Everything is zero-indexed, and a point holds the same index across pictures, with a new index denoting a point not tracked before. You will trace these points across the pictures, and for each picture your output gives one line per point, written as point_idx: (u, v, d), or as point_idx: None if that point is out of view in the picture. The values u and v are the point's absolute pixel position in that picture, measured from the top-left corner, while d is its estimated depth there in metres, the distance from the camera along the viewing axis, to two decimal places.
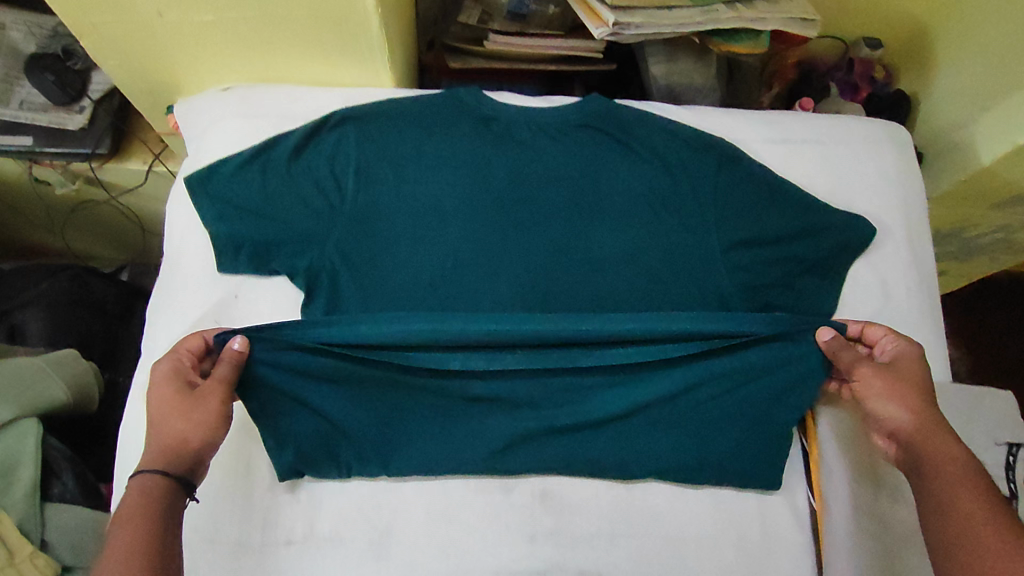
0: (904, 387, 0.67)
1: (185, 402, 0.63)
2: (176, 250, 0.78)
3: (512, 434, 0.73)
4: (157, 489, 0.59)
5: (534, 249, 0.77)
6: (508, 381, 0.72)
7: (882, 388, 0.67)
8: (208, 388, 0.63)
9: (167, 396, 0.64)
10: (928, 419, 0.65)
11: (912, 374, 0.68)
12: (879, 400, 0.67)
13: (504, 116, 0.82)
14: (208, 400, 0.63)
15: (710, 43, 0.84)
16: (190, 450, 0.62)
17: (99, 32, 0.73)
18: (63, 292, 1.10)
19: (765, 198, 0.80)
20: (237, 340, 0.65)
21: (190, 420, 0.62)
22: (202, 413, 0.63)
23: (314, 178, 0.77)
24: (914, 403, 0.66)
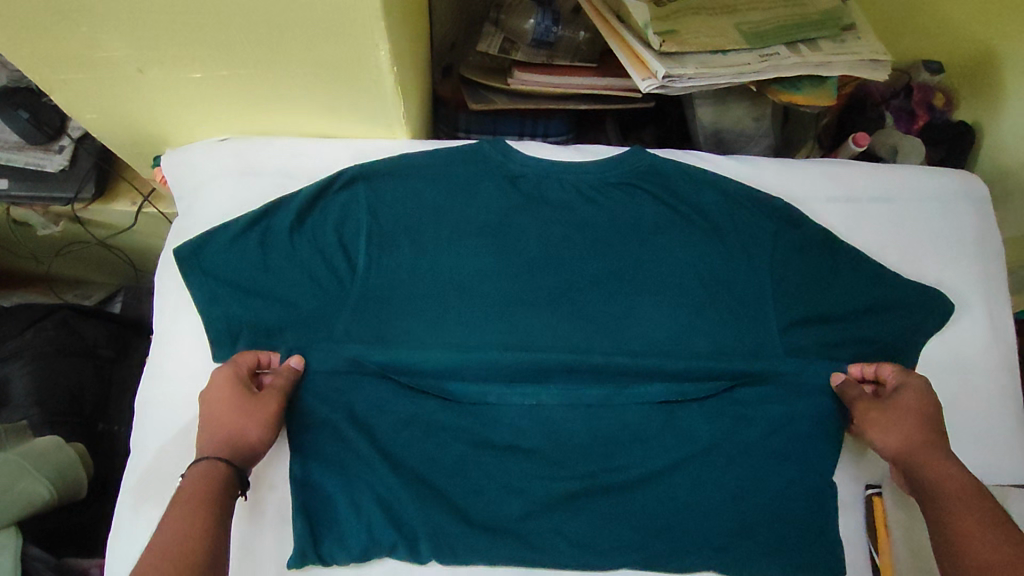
0: (904, 417, 0.63)
1: (245, 403, 0.61)
2: (166, 330, 0.69)
3: (547, 495, 0.64)
4: (218, 474, 0.57)
5: (571, 323, 0.69)
6: (550, 474, 0.65)
7: (880, 419, 0.63)
8: (267, 395, 0.61)
9: (224, 396, 0.61)
10: (928, 448, 0.61)
11: (914, 405, 0.63)
12: (879, 432, 0.63)
13: (532, 172, 0.73)
14: (267, 403, 0.61)
15: (768, 91, 0.75)
16: (244, 446, 0.60)
17: (71, 86, 0.65)
18: (50, 342, 0.99)
19: (829, 269, 0.71)
20: (293, 357, 0.64)
21: (247, 420, 0.61)
22: (259, 415, 0.61)
23: (320, 249, 0.68)
24: (913, 431, 0.62)
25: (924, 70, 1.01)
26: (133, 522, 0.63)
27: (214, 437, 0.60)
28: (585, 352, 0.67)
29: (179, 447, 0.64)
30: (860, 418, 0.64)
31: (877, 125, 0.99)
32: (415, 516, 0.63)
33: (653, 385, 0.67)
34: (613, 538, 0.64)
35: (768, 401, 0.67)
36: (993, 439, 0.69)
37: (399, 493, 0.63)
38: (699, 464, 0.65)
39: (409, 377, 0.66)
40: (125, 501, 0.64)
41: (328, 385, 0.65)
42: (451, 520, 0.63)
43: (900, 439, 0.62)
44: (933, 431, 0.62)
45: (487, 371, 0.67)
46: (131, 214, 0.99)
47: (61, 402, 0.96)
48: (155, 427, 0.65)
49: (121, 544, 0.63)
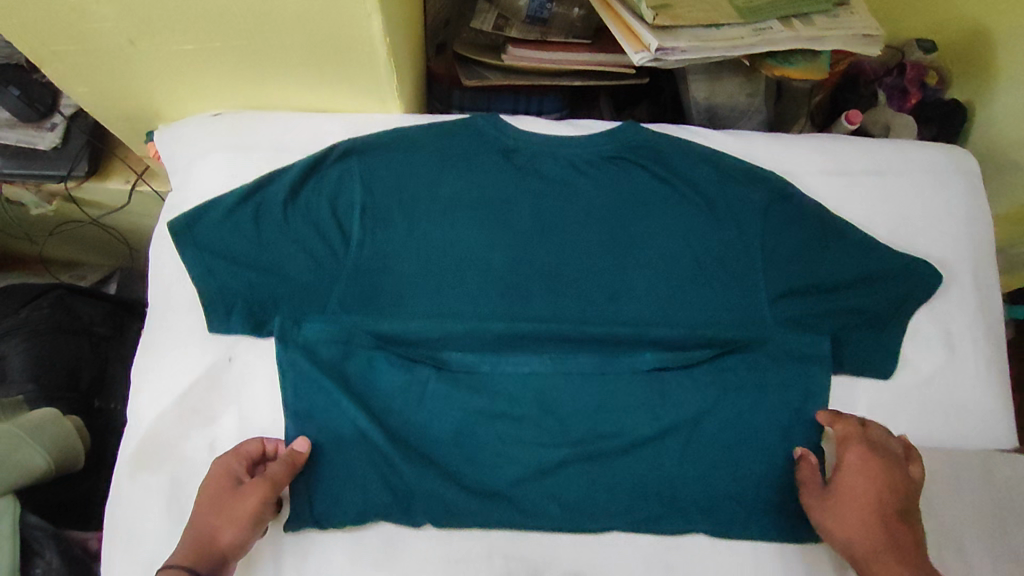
0: (846, 505, 0.62)
1: (227, 499, 0.60)
2: (160, 302, 0.69)
3: (541, 461, 0.65)
4: None
5: (564, 295, 0.69)
6: (542, 442, 0.66)
7: (821, 508, 0.63)
8: (254, 487, 0.59)
9: (211, 490, 0.60)
10: (873, 538, 0.60)
11: (858, 489, 0.62)
12: (826, 522, 0.63)
13: (527, 147, 0.73)
14: (251, 498, 0.59)
15: (762, 66, 0.75)
16: (214, 549, 0.58)
17: (63, 58, 0.65)
18: (46, 320, 1.00)
19: (819, 242, 0.71)
20: (298, 441, 0.62)
21: (222, 518, 0.59)
22: (237, 512, 0.59)
23: (314, 222, 0.68)
24: (857, 522, 0.61)
25: (916, 49, 1.01)
26: (131, 489, 0.64)
27: (188, 536, 0.59)
28: (576, 325, 0.68)
29: (176, 415, 0.65)
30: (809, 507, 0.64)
31: (870, 103, 1.00)
32: (408, 478, 0.64)
33: (644, 355, 0.68)
34: (603, 500, 0.65)
35: (757, 368, 0.68)
36: (979, 406, 0.70)
37: (392, 458, 0.64)
38: (688, 432, 0.67)
39: (403, 350, 0.67)
40: (123, 469, 0.64)
41: (325, 353, 0.66)
42: (445, 484, 0.64)
43: (844, 530, 0.62)
44: (879, 518, 0.61)
45: (479, 342, 0.67)
46: (125, 193, 0.98)
47: (58, 378, 0.96)
48: (151, 397, 0.66)
49: (119, 509, 0.64)
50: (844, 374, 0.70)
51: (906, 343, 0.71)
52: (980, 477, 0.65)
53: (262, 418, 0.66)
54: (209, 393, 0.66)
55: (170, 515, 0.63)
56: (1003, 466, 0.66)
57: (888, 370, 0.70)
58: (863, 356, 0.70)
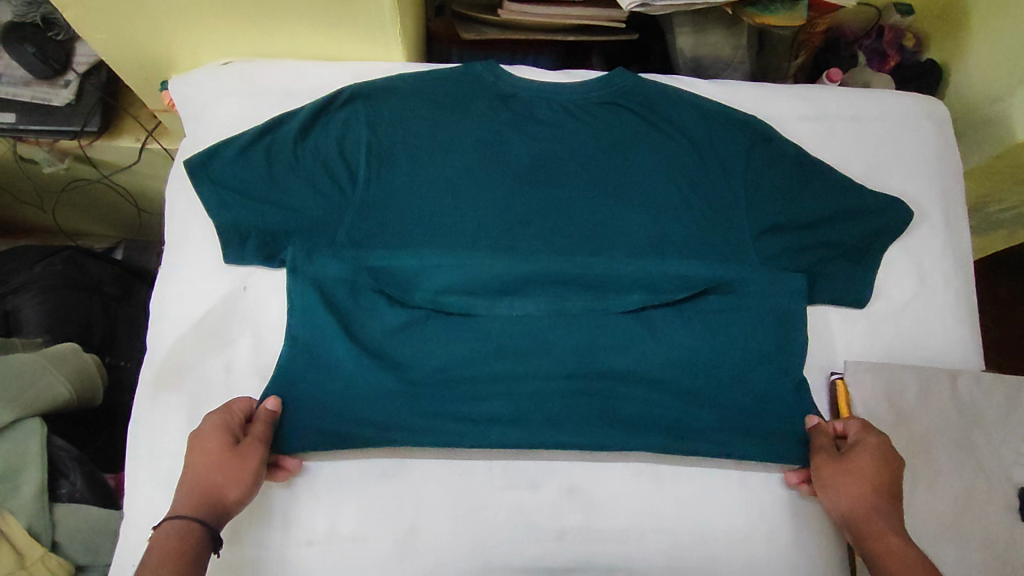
0: (850, 478, 0.63)
1: (227, 458, 0.61)
2: (178, 237, 0.73)
3: (536, 394, 0.69)
4: (193, 535, 0.56)
5: (557, 232, 0.73)
6: (538, 381, 0.70)
7: (829, 480, 0.64)
8: (251, 446, 0.62)
9: (209, 449, 0.61)
10: (875, 511, 0.61)
11: (869, 469, 0.63)
12: (832, 492, 0.64)
13: (523, 94, 0.77)
14: (252, 458, 0.61)
15: (744, 14, 0.80)
16: (218, 500, 0.59)
17: (84, 3, 0.68)
18: (58, 275, 1.03)
19: (799, 180, 0.75)
20: (271, 400, 0.65)
21: (227, 475, 0.60)
22: (240, 471, 0.61)
23: (323, 159, 0.72)
24: (864, 492, 0.62)
25: (894, 13, 1.06)
26: (150, 411, 0.67)
27: (189, 491, 0.59)
28: (567, 260, 0.72)
29: (195, 340, 0.69)
30: (817, 469, 0.65)
31: (849, 62, 1.05)
32: (410, 404, 0.68)
33: (632, 296, 0.72)
34: (598, 429, 0.68)
35: (740, 299, 0.72)
36: (946, 333, 0.75)
37: (393, 384, 0.68)
38: (676, 356, 0.71)
39: (407, 286, 0.71)
40: (143, 390, 0.68)
41: (333, 288, 0.70)
42: (442, 409, 0.68)
43: (848, 500, 0.63)
44: (884, 493, 0.62)
45: (475, 286, 0.71)
46: (135, 151, 1.02)
47: (71, 330, 1.00)
48: (171, 323, 0.70)
49: (140, 429, 0.67)
50: (821, 303, 0.74)
51: (880, 274, 0.76)
52: (949, 392, 0.69)
53: (275, 343, 0.70)
54: (226, 319, 0.70)
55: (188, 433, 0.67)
56: (970, 384, 0.70)
57: (864, 299, 0.74)
58: (839, 286, 0.74)
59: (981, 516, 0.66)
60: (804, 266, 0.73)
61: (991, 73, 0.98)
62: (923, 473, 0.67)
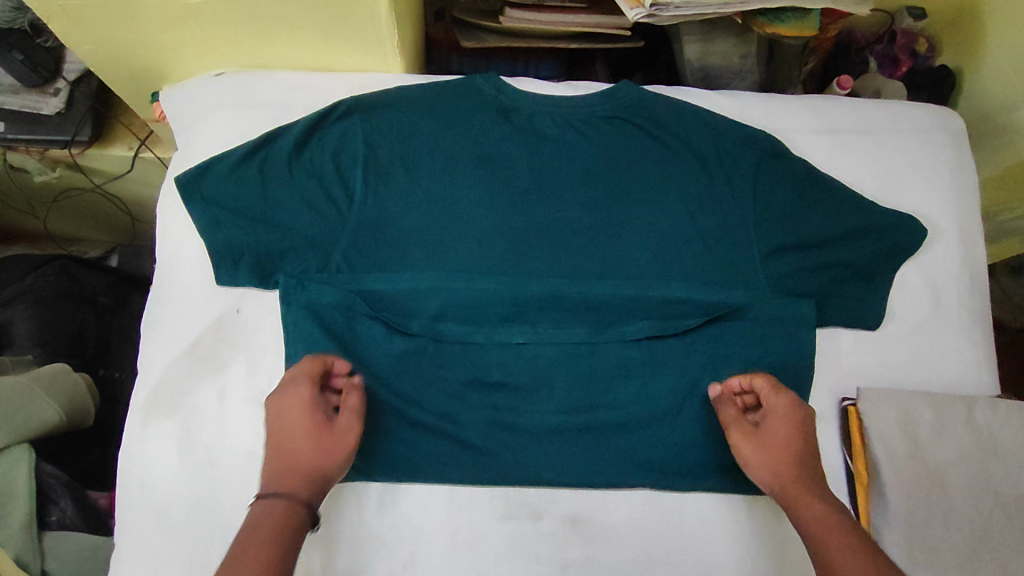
0: (767, 449, 0.61)
1: (321, 436, 0.58)
2: (170, 257, 0.71)
3: (537, 425, 0.68)
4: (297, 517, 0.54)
5: (559, 252, 0.71)
6: (537, 412, 0.68)
7: (748, 455, 0.62)
8: (345, 423, 0.59)
9: (302, 428, 0.58)
10: (798, 483, 0.59)
11: (782, 436, 0.62)
12: (753, 467, 0.61)
13: (525, 107, 0.75)
14: (346, 432, 0.59)
15: (754, 24, 0.77)
16: (320, 482, 0.57)
17: (70, 13, 0.66)
18: (51, 287, 1.01)
19: (808, 199, 0.73)
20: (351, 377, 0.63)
21: (322, 453, 0.57)
22: (334, 449, 0.58)
23: (318, 176, 0.70)
24: (784, 466, 0.60)
25: (907, 17, 1.02)
26: (140, 440, 0.65)
27: (287, 470, 0.56)
28: (569, 283, 0.70)
29: (187, 366, 0.67)
30: (736, 450, 0.63)
31: (861, 70, 1.02)
32: (407, 433, 0.67)
33: (636, 324, 0.70)
34: (598, 465, 0.68)
35: (748, 322, 0.70)
36: (960, 356, 0.73)
37: (389, 413, 0.67)
38: (682, 381, 0.69)
39: (405, 310, 0.69)
40: (133, 417, 0.66)
41: (330, 316, 0.67)
42: (443, 438, 0.67)
43: (770, 474, 0.60)
44: (797, 461, 0.61)
45: (474, 313, 0.69)
46: (128, 159, 0.99)
47: (63, 344, 0.97)
48: (161, 348, 0.67)
49: (131, 457, 0.65)
50: (832, 325, 0.72)
51: (893, 295, 0.73)
52: (965, 420, 0.67)
53: (270, 368, 0.68)
54: (218, 344, 0.68)
55: (180, 462, 0.64)
56: (985, 411, 0.67)
57: (876, 321, 0.72)
58: (851, 307, 0.72)
59: (998, 551, 0.64)
60: (814, 288, 0.71)
61: (1006, 80, 0.95)
62: (936, 505, 0.65)
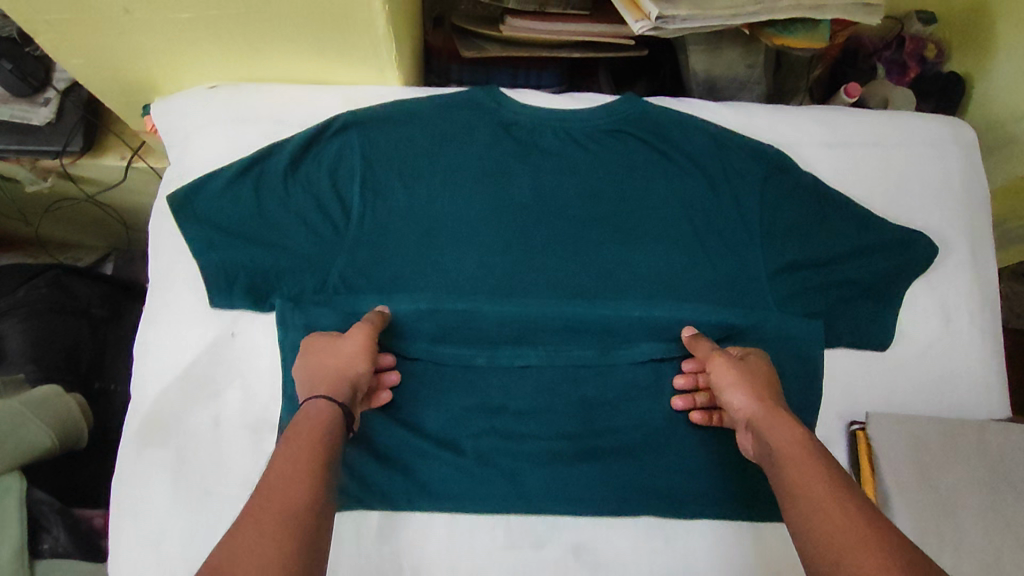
0: (748, 375, 0.60)
1: (333, 349, 0.60)
2: (162, 278, 0.69)
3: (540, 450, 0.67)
4: (323, 414, 0.53)
5: (560, 270, 0.70)
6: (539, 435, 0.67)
7: (729, 377, 0.60)
8: (355, 330, 0.61)
9: (316, 347, 0.60)
10: (773, 406, 0.57)
11: (761, 372, 0.61)
12: (732, 390, 0.59)
13: (526, 121, 0.73)
14: (355, 337, 0.60)
15: (762, 35, 0.75)
16: (345, 379, 0.57)
17: (57, 29, 0.64)
18: (43, 300, 0.99)
19: (817, 215, 0.71)
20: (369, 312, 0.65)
21: (338, 358, 0.58)
22: (348, 351, 0.59)
23: (314, 194, 0.68)
24: (763, 393, 0.58)
25: (916, 21, 1.00)
26: (134, 466, 0.64)
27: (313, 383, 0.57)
28: (570, 303, 0.68)
29: (181, 390, 0.65)
30: (714, 375, 0.61)
31: (868, 76, 0.99)
32: (406, 459, 0.66)
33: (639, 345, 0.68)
34: (601, 490, 0.66)
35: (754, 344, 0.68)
36: (970, 376, 0.71)
37: (388, 438, 0.66)
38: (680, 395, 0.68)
39: (403, 332, 0.67)
40: (127, 444, 0.64)
41: None
42: (442, 463, 0.66)
43: (747, 396, 0.58)
44: (772, 392, 0.59)
45: (474, 335, 0.68)
46: (121, 170, 0.97)
47: (57, 358, 0.96)
48: (153, 371, 0.66)
49: (124, 485, 0.63)
50: (839, 346, 0.71)
51: (902, 315, 0.72)
52: (976, 445, 0.66)
53: (266, 393, 0.66)
54: (212, 368, 0.66)
55: (174, 490, 0.63)
56: (996, 435, 0.66)
57: (886, 341, 0.70)
58: (859, 326, 0.70)
59: None
60: (821, 307, 0.69)
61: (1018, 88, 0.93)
62: (947, 534, 0.64)
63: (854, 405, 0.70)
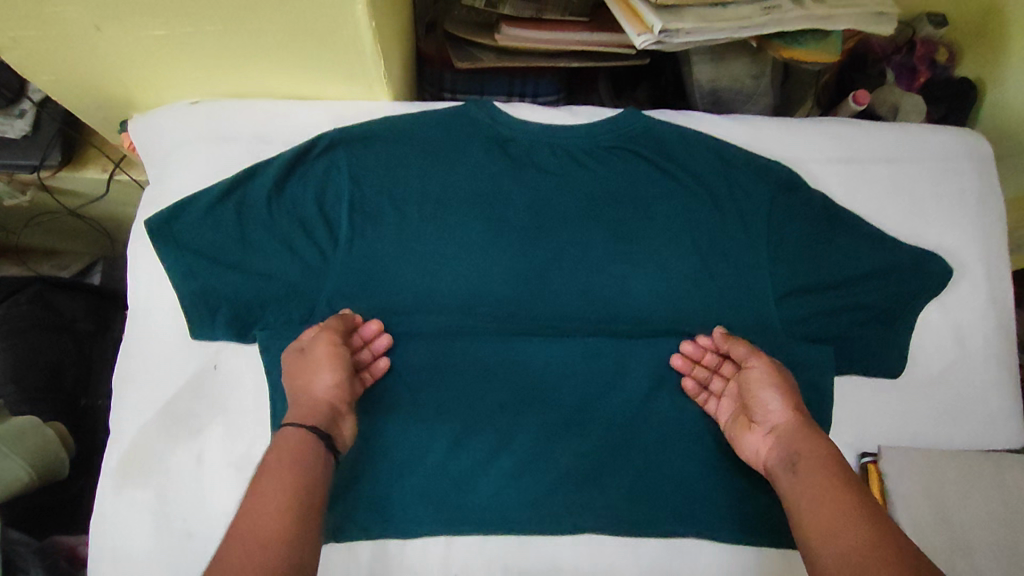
0: (788, 383, 0.59)
1: (302, 366, 0.58)
2: (141, 307, 0.66)
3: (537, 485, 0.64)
4: (295, 442, 0.51)
5: (558, 296, 0.67)
6: (537, 470, 0.64)
7: (772, 380, 0.59)
8: (319, 337, 0.58)
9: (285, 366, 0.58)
10: (808, 419, 0.57)
11: (792, 381, 0.61)
12: (771, 394, 0.59)
13: (522, 137, 0.69)
14: (319, 347, 0.58)
15: (770, 46, 0.71)
16: (319, 402, 0.56)
17: (24, 45, 0.60)
18: (24, 318, 0.95)
19: (826, 236, 0.68)
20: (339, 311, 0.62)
21: (304, 378, 0.57)
22: (314, 364, 0.57)
23: (300, 217, 0.65)
24: (801, 404, 0.58)
25: (927, 23, 0.95)
26: (113, 507, 0.61)
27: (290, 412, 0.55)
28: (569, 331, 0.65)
29: (162, 427, 0.62)
30: (755, 374, 0.60)
31: (878, 82, 0.96)
32: (398, 495, 0.63)
33: (641, 375, 0.65)
34: (599, 526, 0.64)
35: None
36: (984, 404, 0.69)
37: (380, 473, 0.63)
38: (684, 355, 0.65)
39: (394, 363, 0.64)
40: (105, 483, 0.61)
41: None
42: (436, 499, 0.64)
43: (788, 403, 0.58)
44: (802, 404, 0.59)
45: (468, 365, 0.65)
46: (103, 183, 0.94)
47: (40, 377, 0.93)
48: (133, 406, 0.63)
49: (103, 529, 0.61)
50: (849, 373, 0.68)
51: (915, 339, 0.69)
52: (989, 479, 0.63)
53: (250, 429, 0.63)
54: (194, 402, 0.63)
55: (155, 531, 0.60)
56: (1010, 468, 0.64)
57: (899, 368, 0.67)
58: (871, 354, 0.67)
59: None
60: (831, 333, 0.67)
61: None
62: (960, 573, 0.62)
63: (864, 434, 0.68)
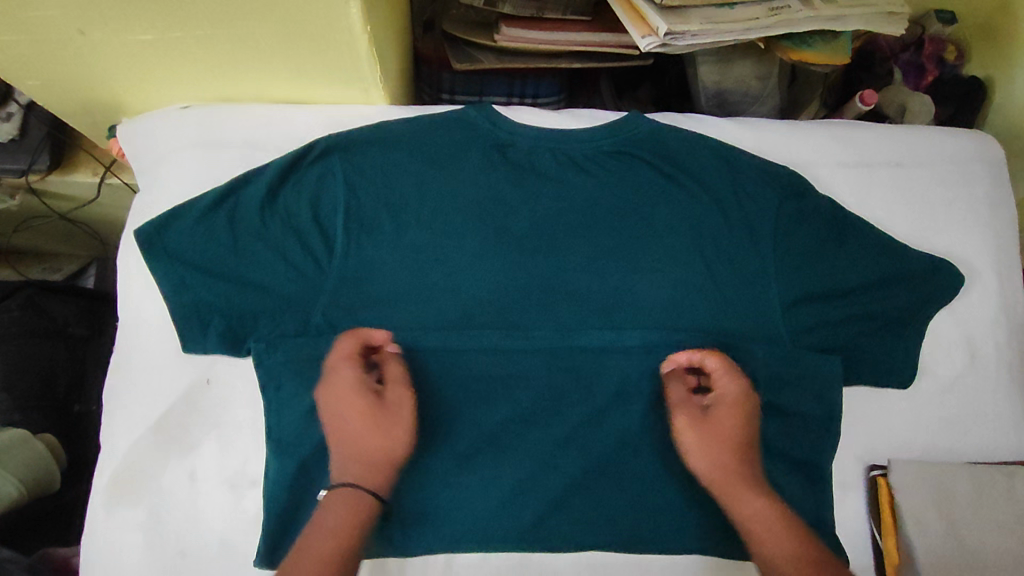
0: (713, 440, 0.59)
1: (379, 415, 0.58)
2: (132, 319, 0.64)
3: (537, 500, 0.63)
4: (362, 505, 0.54)
5: (560, 306, 0.65)
6: (538, 484, 0.63)
7: (694, 443, 0.59)
8: (396, 393, 0.59)
9: (350, 407, 0.57)
10: (737, 474, 0.58)
11: (727, 427, 0.60)
12: (693, 454, 0.60)
13: (522, 142, 0.68)
14: (400, 405, 0.59)
15: (777, 48, 0.70)
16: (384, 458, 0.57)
17: (6, 50, 0.58)
18: (14, 324, 0.93)
19: (834, 243, 0.66)
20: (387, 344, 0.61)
21: (383, 432, 0.57)
22: (394, 422, 0.58)
23: (294, 226, 0.63)
24: (725, 463, 0.58)
25: (936, 21, 0.93)
26: (105, 526, 0.60)
27: (359, 461, 0.56)
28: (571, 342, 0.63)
29: (154, 443, 0.61)
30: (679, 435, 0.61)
31: (886, 81, 0.93)
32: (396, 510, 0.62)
33: (645, 387, 0.64)
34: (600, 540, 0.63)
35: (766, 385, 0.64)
36: (995, 414, 0.67)
37: None
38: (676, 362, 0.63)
39: None
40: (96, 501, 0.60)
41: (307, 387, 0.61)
42: (434, 515, 0.62)
43: (709, 466, 0.58)
44: (737, 454, 0.59)
45: (468, 377, 0.63)
46: (93, 186, 0.91)
47: (32, 385, 0.91)
48: (124, 421, 0.62)
49: (95, 546, 0.59)
50: (857, 384, 0.66)
51: (925, 348, 0.68)
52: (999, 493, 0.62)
53: (244, 444, 0.62)
54: (187, 417, 0.62)
55: (147, 550, 0.59)
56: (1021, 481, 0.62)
57: (909, 378, 0.66)
58: (880, 364, 0.65)
59: None
60: (839, 343, 0.65)
61: None
62: None
63: (872, 446, 0.66)
